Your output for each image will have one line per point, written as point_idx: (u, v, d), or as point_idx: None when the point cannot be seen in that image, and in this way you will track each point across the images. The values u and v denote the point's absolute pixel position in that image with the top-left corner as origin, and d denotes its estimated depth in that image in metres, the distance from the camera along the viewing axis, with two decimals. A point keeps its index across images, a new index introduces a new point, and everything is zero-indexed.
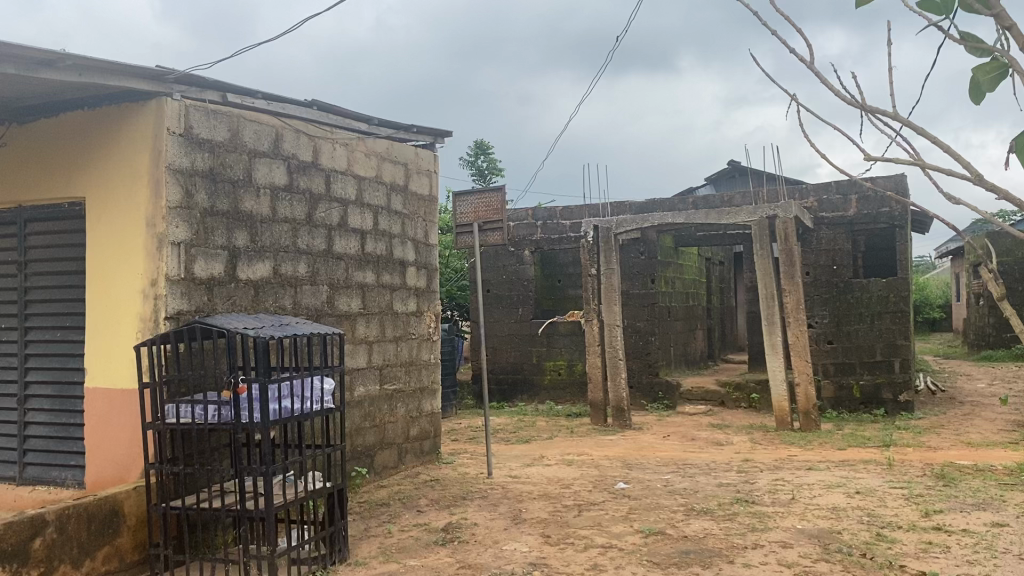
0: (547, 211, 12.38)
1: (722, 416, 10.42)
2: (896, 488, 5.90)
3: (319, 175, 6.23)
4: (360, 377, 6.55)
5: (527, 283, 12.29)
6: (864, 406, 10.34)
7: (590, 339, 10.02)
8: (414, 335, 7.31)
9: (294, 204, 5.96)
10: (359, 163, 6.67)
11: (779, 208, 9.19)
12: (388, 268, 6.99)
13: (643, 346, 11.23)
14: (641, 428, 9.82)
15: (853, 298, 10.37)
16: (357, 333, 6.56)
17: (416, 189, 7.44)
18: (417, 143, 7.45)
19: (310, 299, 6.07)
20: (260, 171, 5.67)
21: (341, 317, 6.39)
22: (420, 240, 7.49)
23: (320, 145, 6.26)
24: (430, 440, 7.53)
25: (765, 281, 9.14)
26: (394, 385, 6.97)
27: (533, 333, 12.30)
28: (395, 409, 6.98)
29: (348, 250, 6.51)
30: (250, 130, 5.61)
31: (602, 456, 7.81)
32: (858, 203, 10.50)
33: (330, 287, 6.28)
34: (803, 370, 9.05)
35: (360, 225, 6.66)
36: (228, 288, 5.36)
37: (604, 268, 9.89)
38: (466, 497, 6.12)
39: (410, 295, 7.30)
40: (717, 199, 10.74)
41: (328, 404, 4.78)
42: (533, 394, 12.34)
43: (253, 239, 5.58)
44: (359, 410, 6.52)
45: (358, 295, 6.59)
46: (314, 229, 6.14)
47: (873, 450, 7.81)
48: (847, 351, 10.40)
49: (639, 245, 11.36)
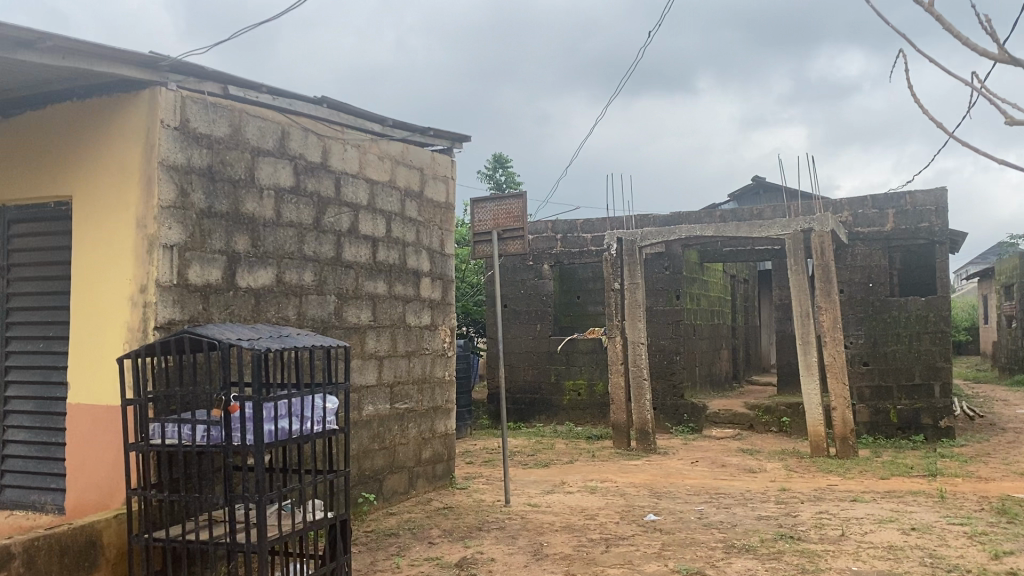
0: (567, 223, 11.91)
1: (752, 441, 9.88)
2: (955, 524, 5.35)
3: (328, 177, 5.79)
4: (369, 396, 6.09)
5: (546, 298, 11.83)
6: (902, 432, 9.75)
7: (613, 357, 9.52)
8: (428, 351, 6.85)
9: (301, 207, 5.52)
10: (371, 166, 6.24)
11: (815, 220, 8.67)
12: (401, 278, 6.54)
13: (667, 365, 10.75)
14: (666, 452, 9.30)
15: (891, 317, 9.84)
16: (367, 348, 6.10)
17: (431, 196, 6.99)
18: (432, 147, 7.02)
19: (316, 310, 5.62)
20: (264, 171, 5.23)
21: (350, 330, 5.94)
22: (436, 249, 7.04)
23: (330, 145, 5.83)
24: (443, 464, 7.03)
25: (800, 298, 8.62)
26: (405, 404, 6.50)
27: (552, 351, 11.81)
28: (407, 430, 6.52)
29: (359, 258, 6.06)
30: (254, 126, 5.19)
31: (627, 483, 7.30)
32: (895, 218, 9.96)
33: (338, 297, 5.83)
34: (840, 392, 8.52)
35: (372, 232, 6.22)
36: (225, 297, 4.92)
37: (627, 283, 9.40)
38: (483, 528, 5.63)
39: (424, 308, 6.84)
40: (746, 212, 10.25)
41: (332, 425, 4.32)
42: (551, 415, 11.83)
43: (255, 243, 5.14)
44: (368, 430, 6.05)
45: (368, 307, 6.14)
46: (321, 235, 5.70)
47: (920, 480, 7.25)
48: (885, 373, 9.84)
49: (663, 260, 10.93)
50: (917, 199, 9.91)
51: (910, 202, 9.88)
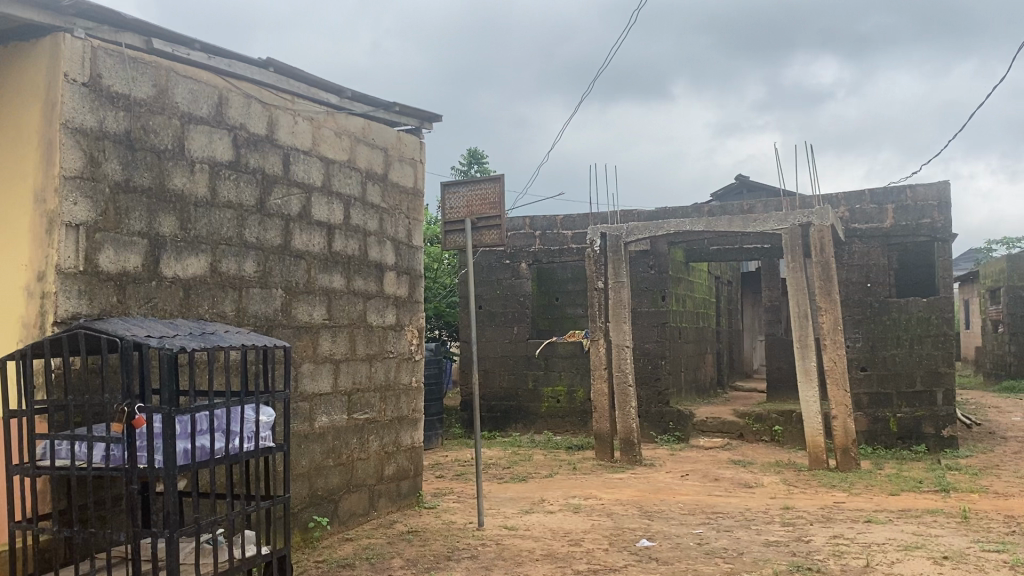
0: (545, 220, 11.22)
1: (744, 452, 9.22)
2: (991, 551, 4.70)
3: (274, 152, 5.03)
4: (323, 405, 5.33)
5: (523, 299, 11.16)
6: (903, 441, 9.14)
7: (596, 362, 8.81)
8: (392, 354, 6.10)
9: (241, 185, 4.76)
10: (326, 143, 5.49)
11: (815, 214, 8.04)
12: (361, 271, 5.79)
13: (652, 371, 10.08)
14: (652, 464, 8.61)
15: (890, 320, 9.25)
16: (321, 350, 5.34)
17: (396, 180, 6.24)
18: (398, 125, 6.29)
19: (259, 306, 4.86)
20: (196, 141, 4.47)
21: (300, 329, 5.18)
22: (402, 240, 6.28)
23: (277, 116, 5.08)
24: (409, 481, 6.28)
25: (797, 297, 7.98)
26: (366, 414, 5.75)
27: (529, 355, 11.11)
28: (367, 443, 5.77)
29: (311, 247, 5.31)
30: (184, 89, 4.42)
31: (613, 500, 6.60)
32: (894, 214, 9.35)
33: (286, 291, 5.07)
34: (841, 400, 7.87)
35: (327, 218, 5.47)
36: (147, 288, 4.14)
37: (611, 281, 8.71)
38: (453, 557, 4.89)
39: (388, 306, 6.09)
40: (736, 207, 9.58)
41: (268, 442, 3.56)
42: (528, 423, 11.12)
43: (184, 226, 4.37)
44: (322, 445, 5.30)
45: (323, 304, 5.39)
46: (266, 219, 4.94)
47: (933, 496, 6.61)
48: (884, 379, 9.23)
49: (648, 258, 10.26)
50: (918, 193, 9.31)
51: (912, 196, 9.27)
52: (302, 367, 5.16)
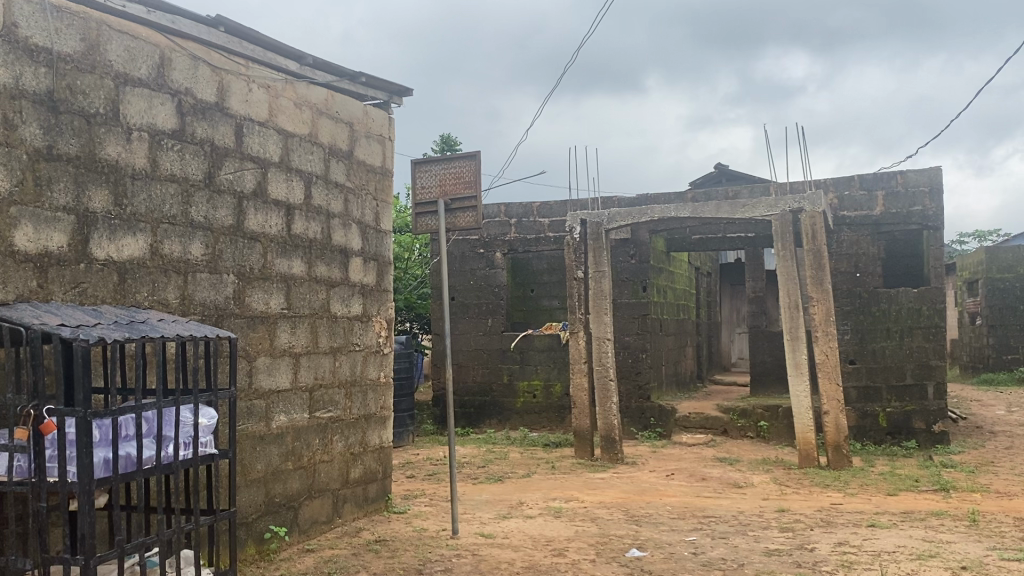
0: (521, 207, 10.76)
1: (728, 449, 8.85)
2: (1012, 561, 4.31)
3: (225, 122, 4.52)
4: (281, 403, 4.84)
5: (497, 290, 10.70)
6: (892, 437, 8.82)
7: (576, 355, 8.37)
8: (359, 347, 5.61)
9: (186, 157, 4.25)
10: (284, 114, 4.98)
11: (806, 199, 7.65)
12: (324, 256, 5.29)
13: (632, 364, 9.66)
14: (634, 461, 8.20)
15: (879, 311, 8.91)
16: (279, 343, 4.84)
17: (363, 157, 5.74)
18: (365, 98, 5.78)
19: (207, 293, 4.35)
20: (133, 106, 3.95)
21: (255, 319, 4.67)
22: (369, 224, 5.79)
23: (228, 81, 4.56)
24: (377, 484, 5.79)
25: (788, 287, 7.58)
26: (328, 413, 5.26)
27: (503, 348, 10.65)
28: (331, 444, 5.28)
29: (267, 229, 4.80)
30: (118, 45, 3.89)
31: (596, 503, 6.16)
32: (884, 201, 9.00)
33: (238, 277, 4.56)
34: (832, 395, 7.50)
35: (286, 197, 4.97)
36: (75, 271, 3.62)
37: (592, 270, 8.28)
38: (424, 570, 4.42)
39: (354, 294, 5.60)
40: (720, 193, 9.17)
41: (209, 449, 3.07)
42: (503, 419, 10.66)
43: (119, 202, 3.85)
44: (279, 447, 4.81)
45: (281, 292, 4.89)
46: (216, 197, 4.43)
47: (934, 496, 6.25)
48: (873, 372, 8.90)
49: (628, 247, 9.83)
50: (909, 179, 8.94)
51: (903, 183, 8.91)
52: (257, 361, 4.66)
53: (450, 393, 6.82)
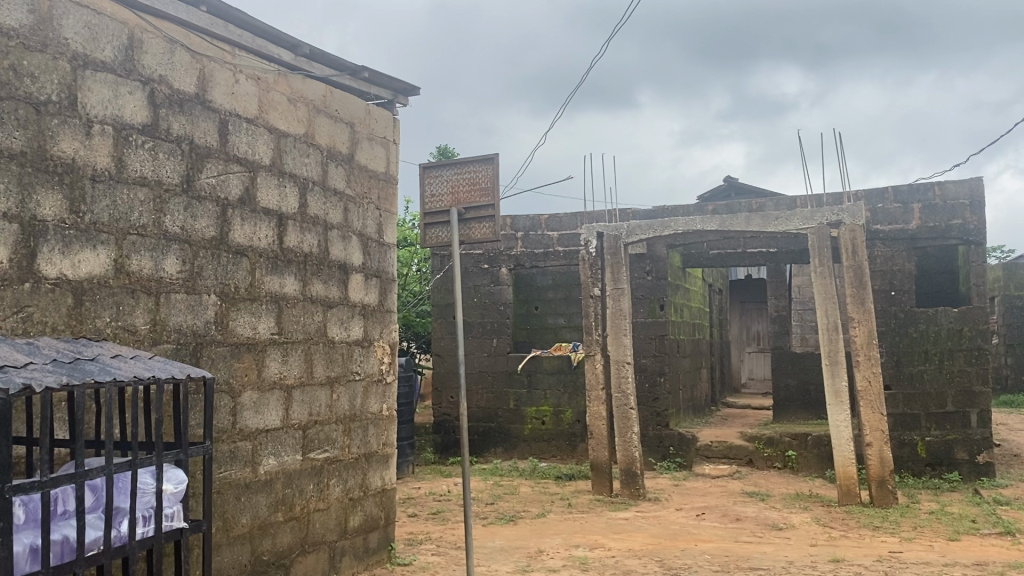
0: (529, 220, 10.13)
1: (756, 482, 8.19)
2: None
3: (207, 117, 3.86)
4: (270, 443, 4.17)
5: (504, 308, 10.09)
6: (932, 469, 8.19)
7: (593, 381, 7.71)
8: (359, 376, 4.94)
9: (160, 156, 3.59)
10: (276, 110, 4.33)
11: (846, 211, 7.04)
12: (321, 273, 4.63)
13: (649, 389, 9.02)
14: (657, 497, 7.52)
15: (917, 333, 8.28)
16: (268, 375, 4.17)
17: (364, 161, 5.09)
18: (366, 94, 5.14)
19: (183, 317, 3.67)
20: (95, 94, 3.29)
21: (240, 347, 4.00)
22: (371, 236, 5.13)
23: (211, 69, 3.91)
24: (378, 533, 5.10)
25: (825, 307, 6.95)
26: (324, 453, 4.58)
27: (510, 371, 10.00)
28: (327, 489, 4.60)
29: (256, 242, 4.13)
30: (77, 19, 3.24)
31: (625, 551, 5.49)
32: (920, 214, 8.40)
33: (221, 298, 3.89)
34: (876, 426, 6.83)
35: (278, 205, 4.30)
36: (18, 293, 2.96)
37: (610, 288, 7.64)
38: None
39: (355, 317, 4.93)
40: (743, 204, 8.55)
41: (176, 523, 2.38)
42: (510, 447, 9.99)
43: (75, 208, 3.19)
44: (268, 496, 4.14)
45: (271, 314, 4.22)
46: (195, 204, 3.77)
47: (1002, 542, 5.60)
48: (911, 399, 8.27)
49: (644, 263, 9.21)
50: (948, 190, 8.33)
51: (941, 194, 8.30)
52: (242, 398, 3.99)
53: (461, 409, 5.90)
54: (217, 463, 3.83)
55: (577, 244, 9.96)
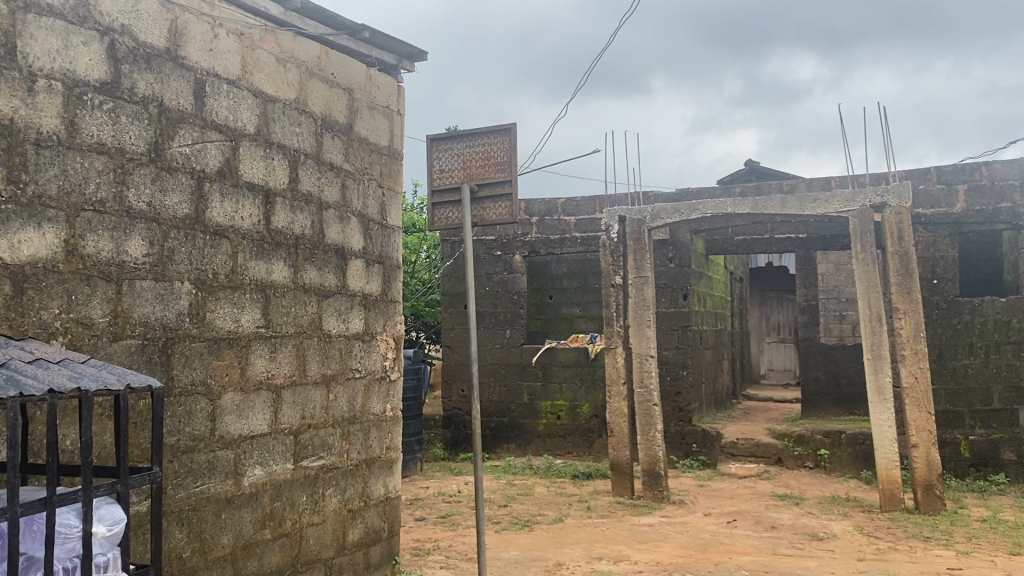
0: (544, 204, 9.60)
1: (786, 483, 7.67)
2: None
3: (180, 77, 3.33)
4: (255, 451, 3.66)
5: (517, 297, 9.57)
6: (977, 470, 7.64)
7: (613, 375, 7.18)
8: (359, 374, 4.43)
9: (123, 119, 3.07)
10: (262, 71, 3.80)
11: (891, 191, 6.47)
12: (315, 258, 4.10)
13: (672, 383, 8.49)
14: (682, 500, 7.00)
15: (961, 324, 7.73)
16: (252, 374, 3.65)
17: (364, 132, 4.55)
18: (368, 59, 4.60)
19: (150, 308, 3.15)
20: (39, 44, 2.78)
21: (221, 342, 3.48)
22: (372, 217, 4.60)
23: (184, 20, 3.38)
24: (382, 547, 4.59)
25: (868, 296, 6.41)
26: (319, 460, 4.07)
27: (523, 363, 9.50)
28: (322, 500, 4.10)
29: (238, 222, 3.60)
30: None
31: (653, 566, 4.97)
32: (966, 196, 7.81)
33: (198, 285, 3.37)
34: (923, 426, 6.28)
35: (265, 179, 3.78)
36: None
37: (632, 276, 7.10)
38: None
39: (354, 307, 4.41)
40: (773, 186, 7.99)
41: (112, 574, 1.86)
42: (523, 443, 9.49)
43: (13, 178, 2.69)
44: (253, 511, 3.64)
45: (257, 304, 3.69)
46: (165, 175, 3.25)
47: None
48: (954, 395, 7.71)
49: (667, 249, 8.68)
50: (996, 171, 7.74)
51: (989, 175, 7.71)
52: (223, 400, 3.48)
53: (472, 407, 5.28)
54: (192, 476, 3.33)
55: (594, 229, 9.42)
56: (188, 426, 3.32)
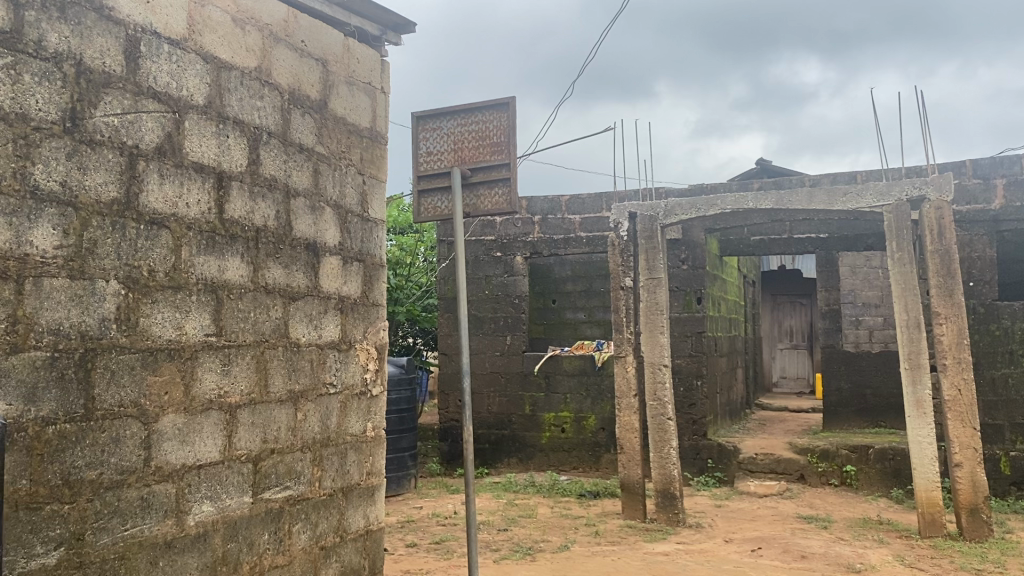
0: (547, 201, 9.01)
1: (812, 503, 7.05)
2: None
3: (105, 32, 2.74)
4: (203, 482, 3.06)
5: (518, 301, 8.97)
6: (1018, 488, 7.05)
7: (623, 386, 6.58)
8: (334, 389, 3.83)
9: (27, 79, 2.48)
10: (215, 32, 3.22)
11: (930, 184, 5.88)
12: (279, 254, 3.50)
13: (685, 394, 7.90)
14: (699, 524, 6.38)
15: (1000, 330, 7.16)
16: (199, 393, 3.06)
17: (341, 111, 3.96)
18: (346, 27, 4.02)
19: (63, 312, 2.56)
20: None
21: (158, 352, 2.88)
22: (350, 209, 4.00)
23: None
24: None
25: (904, 299, 5.81)
26: (283, 490, 3.47)
27: (525, 371, 8.91)
28: (288, 538, 3.50)
29: (181, 209, 3.01)
30: None
31: None
32: (1005, 192, 7.24)
33: (127, 283, 2.78)
34: (968, 443, 5.66)
35: (217, 159, 3.18)
36: None
37: (644, 277, 6.50)
38: None
39: (328, 311, 3.81)
40: (795, 181, 7.40)
41: None
42: (525, 457, 8.90)
43: None
44: (201, 555, 3.04)
45: (206, 308, 3.10)
46: (87, 149, 2.66)
47: None
48: (993, 407, 7.14)
49: (680, 249, 8.09)
50: None
51: None
52: (161, 424, 2.89)
53: (467, 426, 4.50)
54: (120, 517, 2.73)
55: (601, 228, 8.82)
56: (115, 456, 2.72)
